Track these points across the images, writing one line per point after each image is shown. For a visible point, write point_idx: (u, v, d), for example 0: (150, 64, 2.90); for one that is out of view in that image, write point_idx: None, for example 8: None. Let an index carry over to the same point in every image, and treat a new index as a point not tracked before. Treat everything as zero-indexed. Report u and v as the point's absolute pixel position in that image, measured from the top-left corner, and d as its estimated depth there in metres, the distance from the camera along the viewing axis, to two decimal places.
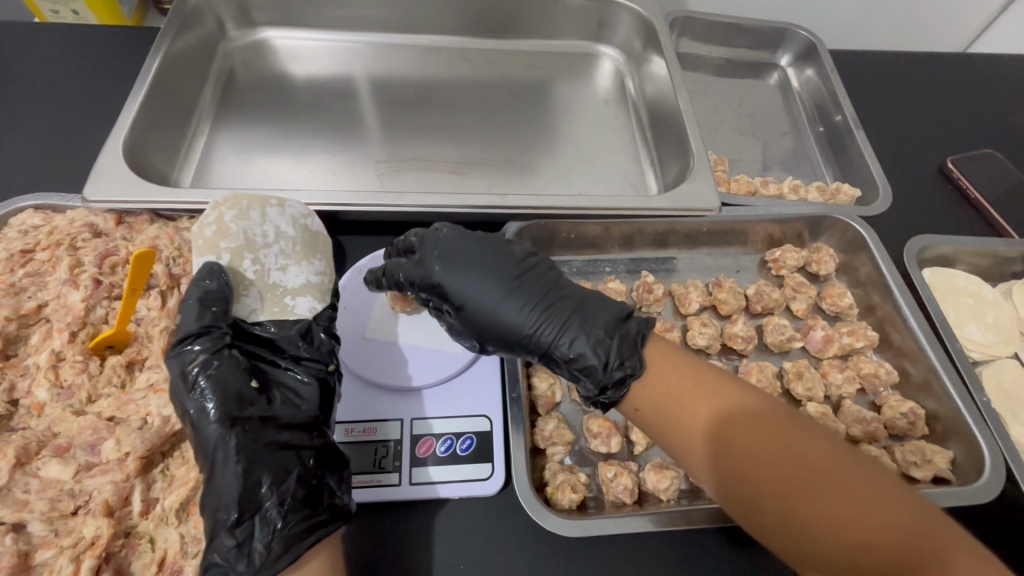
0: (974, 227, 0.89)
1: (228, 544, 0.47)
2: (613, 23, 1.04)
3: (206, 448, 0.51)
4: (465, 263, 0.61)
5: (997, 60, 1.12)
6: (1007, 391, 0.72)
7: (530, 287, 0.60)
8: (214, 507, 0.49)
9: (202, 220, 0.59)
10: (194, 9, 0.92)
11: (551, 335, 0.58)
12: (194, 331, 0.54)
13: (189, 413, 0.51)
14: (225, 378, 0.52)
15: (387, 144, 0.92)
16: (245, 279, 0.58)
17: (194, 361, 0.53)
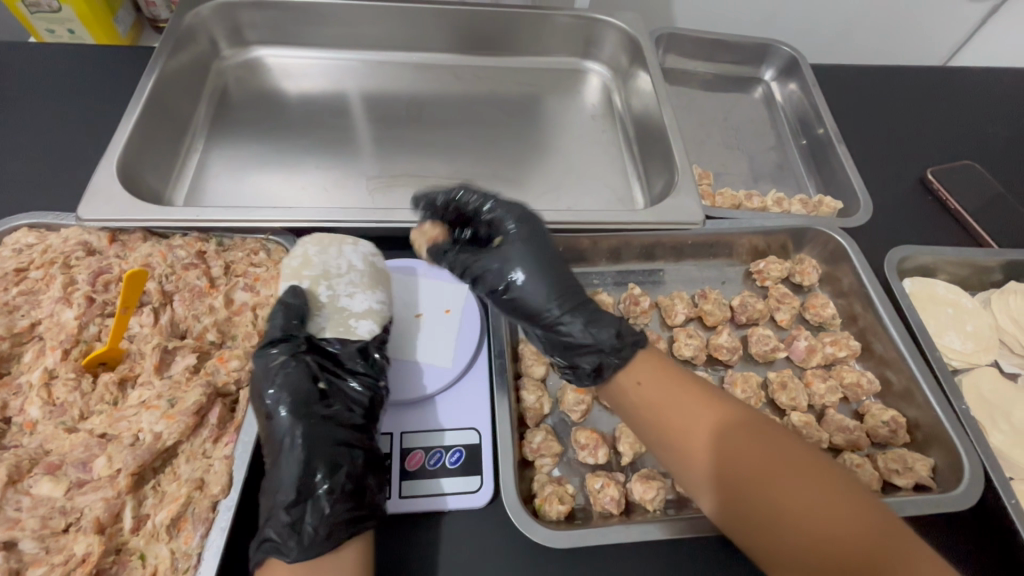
0: (954, 237, 0.91)
1: (282, 523, 0.51)
2: (600, 40, 1.06)
3: (275, 435, 0.56)
4: (523, 240, 0.64)
5: (977, 73, 1.15)
6: (987, 398, 0.73)
7: (562, 269, 0.64)
8: (273, 490, 0.54)
9: (291, 253, 0.69)
10: (189, 29, 0.94)
11: (569, 309, 0.61)
12: (278, 335, 0.61)
13: (264, 404, 0.57)
14: (295, 381, 0.58)
15: (379, 160, 0.94)
16: (322, 304, 0.66)
17: (277, 358, 0.59)
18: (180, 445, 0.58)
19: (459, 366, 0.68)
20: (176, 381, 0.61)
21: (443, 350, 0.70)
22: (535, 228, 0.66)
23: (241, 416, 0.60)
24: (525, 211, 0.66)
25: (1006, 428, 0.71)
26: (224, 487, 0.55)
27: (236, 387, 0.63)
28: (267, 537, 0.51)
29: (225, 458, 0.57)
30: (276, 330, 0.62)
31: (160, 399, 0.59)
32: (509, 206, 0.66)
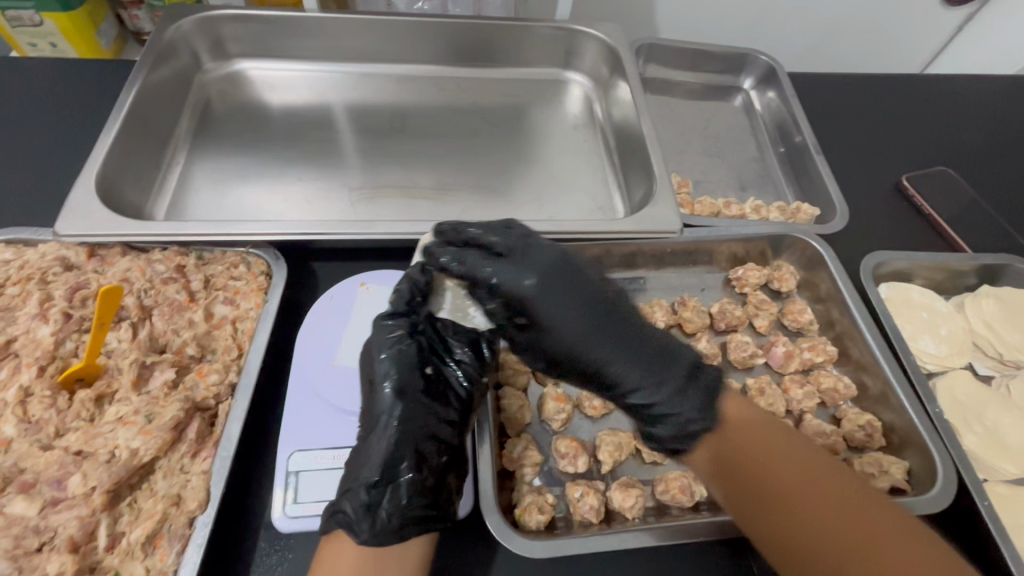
0: (929, 242, 0.93)
1: (359, 501, 0.52)
2: (581, 51, 1.07)
3: (377, 410, 0.59)
4: (547, 306, 0.56)
5: (951, 80, 1.18)
6: (960, 400, 0.75)
7: (612, 326, 0.57)
8: (356, 469, 0.56)
9: (435, 223, 0.72)
10: (169, 43, 0.93)
11: (619, 373, 0.57)
12: (398, 309, 0.65)
13: (373, 378, 0.60)
14: (406, 360, 0.61)
15: (361, 172, 0.94)
16: (445, 286, 0.72)
17: (391, 331, 0.63)
18: (157, 461, 0.58)
19: None
20: (154, 397, 0.61)
21: None
22: (553, 281, 0.57)
23: (220, 431, 0.60)
24: (542, 265, 0.57)
25: (978, 430, 0.73)
26: (201, 503, 0.55)
27: (215, 402, 0.62)
28: (340, 509, 0.53)
29: (202, 473, 0.57)
30: (395, 304, 0.65)
31: (137, 415, 0.58)
32: (526, 261, 0.57)
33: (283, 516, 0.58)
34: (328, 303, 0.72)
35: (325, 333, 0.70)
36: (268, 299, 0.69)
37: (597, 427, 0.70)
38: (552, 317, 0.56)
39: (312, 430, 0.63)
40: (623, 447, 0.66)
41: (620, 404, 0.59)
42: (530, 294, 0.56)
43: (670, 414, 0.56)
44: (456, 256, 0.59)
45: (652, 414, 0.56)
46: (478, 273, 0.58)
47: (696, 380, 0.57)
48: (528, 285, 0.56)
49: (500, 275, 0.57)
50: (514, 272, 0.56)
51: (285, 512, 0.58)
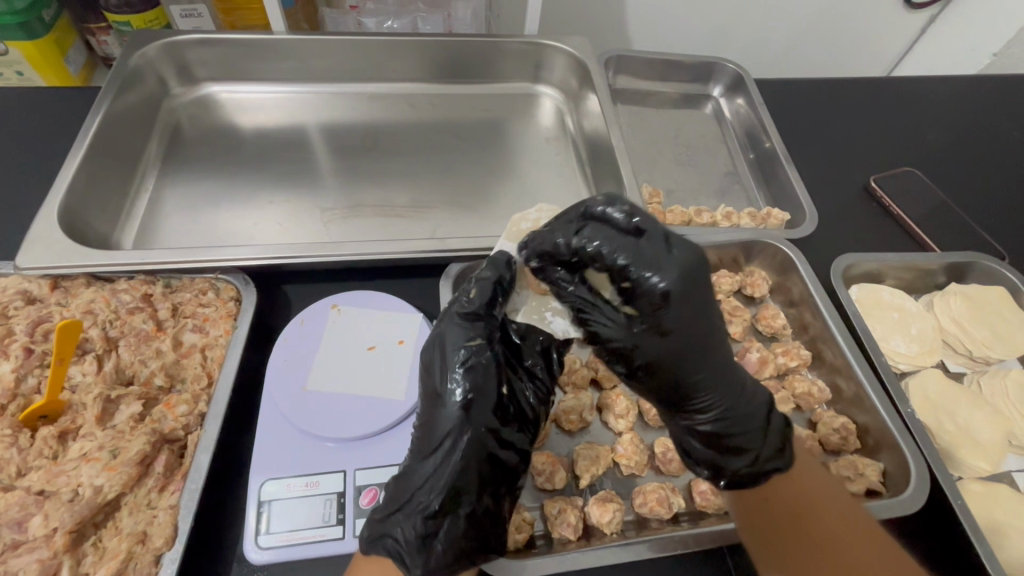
0: (899, 242, 0.94)
1: (411, 532, 0.52)
2: (550, 65, 1.08)
3: (442, 427, 0.55)
4: (680, 317, 0.52)
5: (915, 82, 1.20)
6: (933, 399, 0.76)
7: (721, 367, 0.56)
8: (409, 493, 0.54)
9: (524, 215, 0.73)
10: (136, 69, 0.93)
11: (704, 393, 0.56)
12: (479, 311, 0.60)
13: (442, 388, 0.56)
14: (482, 379, 0.57)
15: (335, 191, 0.94)
16: (525, 284, 0.68)
17: (470, 335, 0.58)
18: (123, 497, 0.56)
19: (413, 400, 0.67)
20: (120, 431, 0.59)
21: (395, 382, 0.68)
22: (694, 297, 0.53)
23: (188, 463, 0.59)
24: (680, 267, 0.52)
25: (951, 428, 0.74)
26: (167, 539, 0.54)
27: (184, 433, 0.61)
28: (385, 536, 0.52)
29: (169, 508, 0.56)
30: (472, 301, 0.60)
31: (101, 451, 0.57)
32: (669, 258, 0.52)
33: (255, 547, 0.57)
34: (299, 327, 0.72)
35: (295, 357, 0.69)
36: (237, 325, 0.68)
37: (575, 442, 0.70)
38: (677, 331, 0.53)
39: (283, 458, 0.62)
40: (600, 460, 0.66)
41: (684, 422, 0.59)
42: (656, 299, 0.51)
43: (744, 449, 0.57)
44: (581, 234, 0.55)
45: (728, 450, 0.57)
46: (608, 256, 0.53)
47: (773, 419, 0.59)
48: (663, 287, 0.51)
49: (657, 280, 0.51)
50: (657, 268, 0.51)
51: (257, 543, 0.57)
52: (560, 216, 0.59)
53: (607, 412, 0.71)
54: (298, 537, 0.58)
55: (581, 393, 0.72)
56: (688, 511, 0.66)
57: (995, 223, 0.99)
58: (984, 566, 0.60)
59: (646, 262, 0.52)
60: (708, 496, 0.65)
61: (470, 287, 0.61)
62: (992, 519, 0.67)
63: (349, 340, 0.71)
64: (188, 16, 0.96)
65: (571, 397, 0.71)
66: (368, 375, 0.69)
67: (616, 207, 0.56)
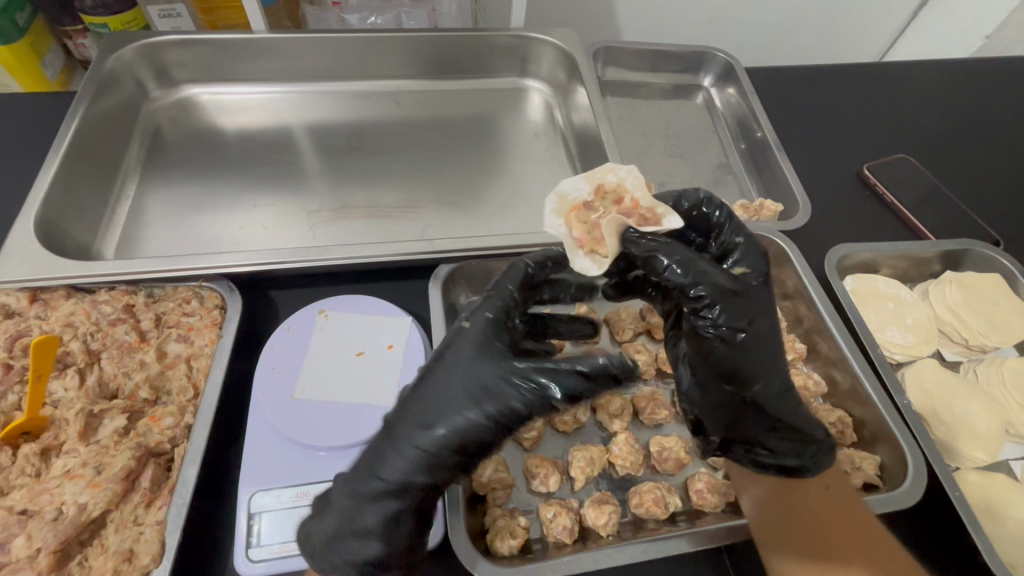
0: (895, 231, 0.93)
1: (355, 536, 0.53)
2: (537, 58, 1.06)
3: (410, 436, 0.54)
4: (764, 293, 0.58)
5: (908, 67, 1.19)
6: (929, 390, 0.75)
7: (769, 354, 0.57)
8: (360, 496, 0.53)
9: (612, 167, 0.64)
10: (112, 72, 0.90)
11: (748, 366, 0.56)
12: (492, 319, 0.56)
13: (422, 400, 0.55)
14: (471, 380, 0.54)
15: (322, 193, 0.92)
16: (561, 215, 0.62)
17: (478, 364, 0.55)
18: (108, 515, 0.55)
19: None
20: (103, 446, 0.58)
21: (386, 390, 0.67)
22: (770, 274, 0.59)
23: (175, 477, 0.58)
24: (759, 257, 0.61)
25: (948, 420, 0.73)
26: (155, 557, 0.53)
27: (170, 445, 0.60)
28: (326, 543, 0.52)
29: (156, 524, 0.55)
30: (498, 308, 0.57)
31: (85, 467, 0.56)
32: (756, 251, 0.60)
33: (246, 560, 0.56)
34: (285, 335, 0.70)
35: (283, 366, 0.68)
36: (223, 333, 0.67)
37: (569, 442, 0.69)
38: (757, 309, 0.56)
39: (271, 468, 0.61)
40: (595, 461, 0.65)
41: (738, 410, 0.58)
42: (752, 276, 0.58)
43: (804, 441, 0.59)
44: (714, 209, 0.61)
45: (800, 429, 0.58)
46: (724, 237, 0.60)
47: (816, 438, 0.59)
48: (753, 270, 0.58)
49: (742, 259, 0.59)
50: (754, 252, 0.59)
51: (248, 556, 0.56)
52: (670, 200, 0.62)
53: (601, 411, 0.70)
54: (290, 549, 0.57)
55: None
56: (685, 510, 0.66)
57: (990, 209, 0.98)
58: (984, 560, 0.59)
59: (748, 247, 0.59)
60: (705, 495, 0.64)
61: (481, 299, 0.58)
62: (989, 511, 0.67)
63: (337, 345, 0.70)
64: (167, 16, 0.94)
65: None
66: (357, 382, 0.67)
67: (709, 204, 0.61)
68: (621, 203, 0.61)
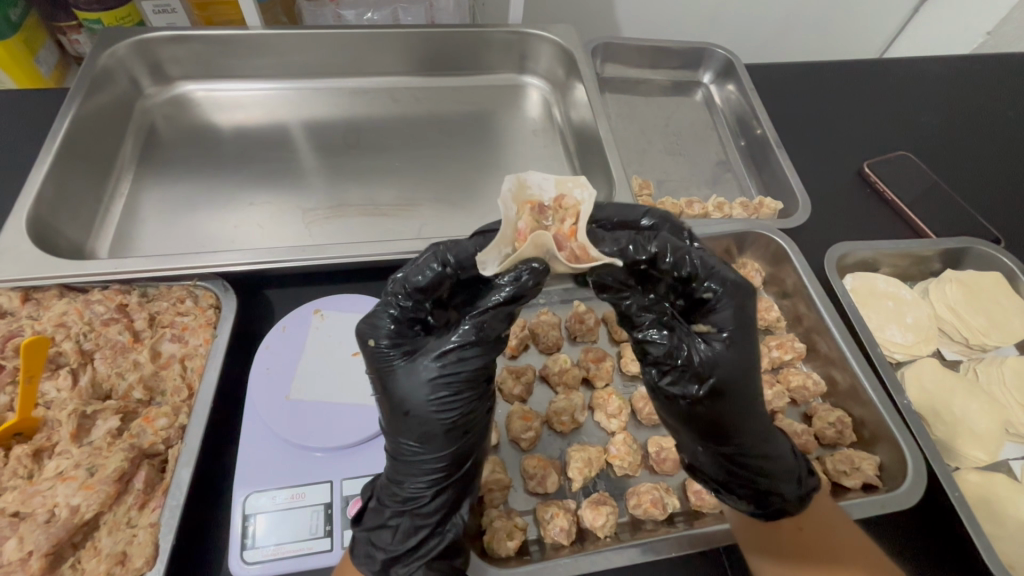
0: (895, 229, 0.93)
1: (420, 543, 0.53)
2: (535, 54, 1.05)
3: (408, 448, 0.53)
4: (741, 338, 0.53)
5: (909, 63, 1.18)
6: (929, 390, 0.75)
7: (743, 404, 0.54)
8: (397, 514, 0.53)
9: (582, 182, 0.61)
10: (106, 69, 0.89)
11: (712, 411, 0.53)
12: (400, 324, 0.54)
13: (397, 418, 0.52)
14: (416, 382, 0.51)
15: (318, 191, 0.91)
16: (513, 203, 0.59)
17: (416, 360, 0.52)
18: (102, 517, 0.55)
19: None
20: (96, 448, 0.58)
21: None
22: (750, 325, 0.54)
23: (169, 478, 0.57)
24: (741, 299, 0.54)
25: (948, 419, 0.73)
26: (148, 559, 0.52)
27: (165, 446, 0.59)
28: (387, 564, 0.52)
29: (150, 526, 0.54)
30: (405, 305, 0.54)
31: (78, 469, 0.56)
32: (738, 295, 0.54)
33: (241, 562, 0.55)
34: (281, 334, 0.70)
35: (278, 366, 0.67)
36: (217, 333, 0.66)
37: (567, 442, 0.69)
38: (724, 356, 0.53)
39: (267, 469, 0.60)
40: (593, 462, 0.65)
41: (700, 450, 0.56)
42: (726, 320, 0.53)
43: (784, 476, 0.56)
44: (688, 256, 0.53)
45: (761, 481, 0.55)
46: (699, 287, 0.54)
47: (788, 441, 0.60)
48: (727, 319, 0.53)
49: (721, 310, 0.53)
50: (729, 300, 0.53)
51: (243, 558, 0.56)
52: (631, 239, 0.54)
53: (599, 411, 0.70)
54: (285, 551, 0.56)
55: (573, 393, 0.70)
56: (683, 511, 0.65)
57: (991, 207, 0.97)
58: (983, 561, 0.59)
59: (723, 297, 0.53)
60: (703, 496, 0.64)
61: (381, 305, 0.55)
62: (989, 511, 0.66)
63: (333, 345, 0.69)
64: (162, 12, 0.93)
65: (562, 397, 0.69)
66: (353, 382, 0.67)
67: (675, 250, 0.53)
68: (563, 224, 0.59)
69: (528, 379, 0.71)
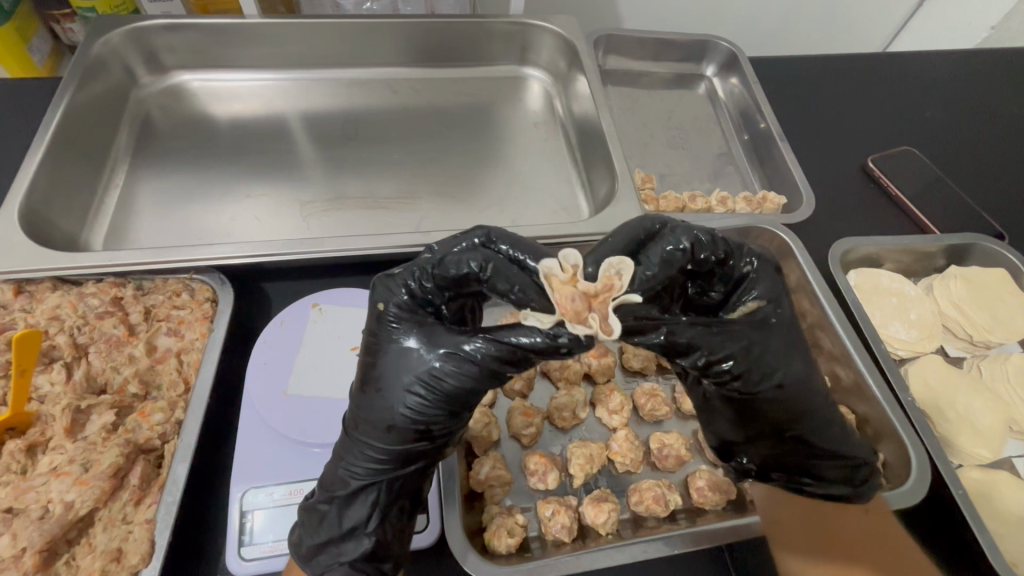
0: (899, 224, 0.92)
1: (342, 539, 0.52)
2: (537, 46, 1.04)
3: (363, 427, 0.52)
4: (785, 317, 0.54)
5: (914, 57, 1.17)
6: (933, 386, 0.74)
7: (813, 388, 0.53)
8: (328, 499, 0.53)
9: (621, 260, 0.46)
10: (99, 57, 0.88)
11: (783, 410, 0.53)
12: (417, 301, 0.54)
13: (367, 391, 0.52)
14: (401, 364, 0.50)
15: (316, 183, 0.90)
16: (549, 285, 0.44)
17: (411, 344, 0.51)
18: (97, 513, 0.54)
19: None
20: (91, 443, 0.57)
21: None
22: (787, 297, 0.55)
23: (165, 474, 0.56)
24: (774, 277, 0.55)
25: (951, 417, 0.72)
26: (143, 556, 0.51)
27: (161, 442, 0.59)
28: (309, 550, 0.52)
29: (145, 523, 0.53)
30: (427, 286, 0.53)
31: (72, 464, 0.55)
32: (770, 276, 0.54)
33: (238, 559, 0.55)
34: (278, 328, 0.69)
35: (276, 360, 0.66)
36: (214, 328, 0.65)
37: (568, 439, 0.68)
38: (779, 340, 0.52)
39: (264, 465, 0.60)
40: (594, 458, 0.64)
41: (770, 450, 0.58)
42: (764, 298, 0.54)
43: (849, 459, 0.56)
44: (710, 240, 0.52)
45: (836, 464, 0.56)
46: (733, 265, 0.54)
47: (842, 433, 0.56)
48: (761, 296, 0.54)
49: (756, 287, 0.54)
50: (762, 278, 0.54)
51: (241, 555, 0.55)
52: (668, 243, 0.51)
53: (600, 408, 0.69)
54: (283, 548, 0.56)
55: (575, 388, 0.69)
56: (685, 508, 0.65)
57: (995, 203, 0.96)
58: (987, 559, 0.59)
59: (756, 270, 0.55)
60: (705, 493, 0.63)
61: (401, 272, 0.54)
62: (990, 508, 0.66)
63: (332, 340, 0.68)
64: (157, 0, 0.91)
65: (564, 393, 0.68)
66: (350, 377, 0.66)
67: (701, 242, 0.52)
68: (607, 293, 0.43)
69: (529, 375, 0.70)
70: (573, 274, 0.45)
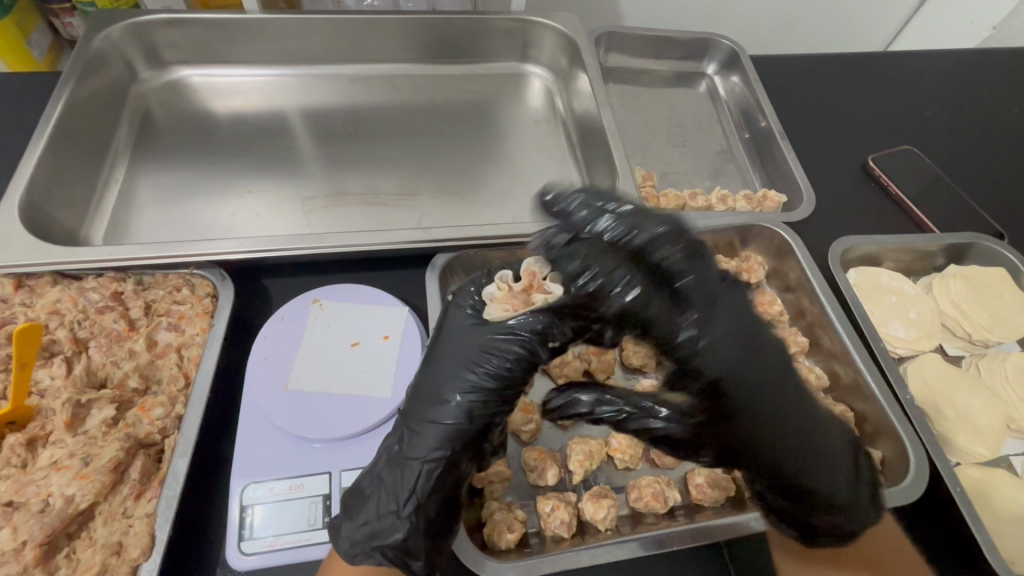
0: (899, 223, 0.92)
1: (378, 521, 0.53)
2: (538, 43, 1.04)
3: (420, 404, 0.56)
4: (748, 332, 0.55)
5: (915, 56, 1.17)
6: (932, 385, 0.74)
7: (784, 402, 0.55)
8: (372, 480, 0.55)
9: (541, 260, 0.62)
10: (99, 52, 0.87)
11: (761, 419, 0.54)
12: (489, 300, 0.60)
13: (428, 371, 0.58)
14: (461, 347, 0.57)
15: (316, 180, 0.90)
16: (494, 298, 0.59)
17: (472, 329, 0.58)
18: (97, 507, 0.54)
19: (398, 399, 0.65)
20: (91, 437, 0.57)
21: (381, 381, 0.66)
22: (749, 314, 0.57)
23: (165, 469, 0.56)
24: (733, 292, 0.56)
25: (951, 416, 0.72)
26: (144, 550, 0.52)
27: (161, 436, 0.59)
28: (345, 526, 0.53)
29: (146, 517, 0.53)
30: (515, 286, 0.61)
31: (72, 459, 0.55)
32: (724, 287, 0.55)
33: (239, 553, 0.55)
34: (279, 324, 0.69)
35: (276, 356, 0.66)
36: (215, 322, 0.66)
37: (568, 436, 0.69)
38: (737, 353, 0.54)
39: (264, 460, 0.60)
40: (594, 455, 0.64)
41: (756, 451, 0.55)
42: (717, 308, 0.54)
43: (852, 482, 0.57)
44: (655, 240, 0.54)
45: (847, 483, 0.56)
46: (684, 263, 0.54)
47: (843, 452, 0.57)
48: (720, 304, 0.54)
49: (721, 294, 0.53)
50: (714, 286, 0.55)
51: (241, 549, 0.55)
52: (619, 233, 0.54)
53: None
54: (283, 542, 0.56)
55: None
56: (684, 504, 0.65)
57: (995, 202, 0.97)
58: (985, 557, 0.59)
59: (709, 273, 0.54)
60: (704, 489, 0.63)
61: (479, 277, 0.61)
62: (987, 506, 0.67)
63: (332, 336, 0.68)
64: None
65: None
66: (351, 372, 0.66)
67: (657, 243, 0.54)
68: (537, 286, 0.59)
69: None
70: (510, 287, 0.59)
